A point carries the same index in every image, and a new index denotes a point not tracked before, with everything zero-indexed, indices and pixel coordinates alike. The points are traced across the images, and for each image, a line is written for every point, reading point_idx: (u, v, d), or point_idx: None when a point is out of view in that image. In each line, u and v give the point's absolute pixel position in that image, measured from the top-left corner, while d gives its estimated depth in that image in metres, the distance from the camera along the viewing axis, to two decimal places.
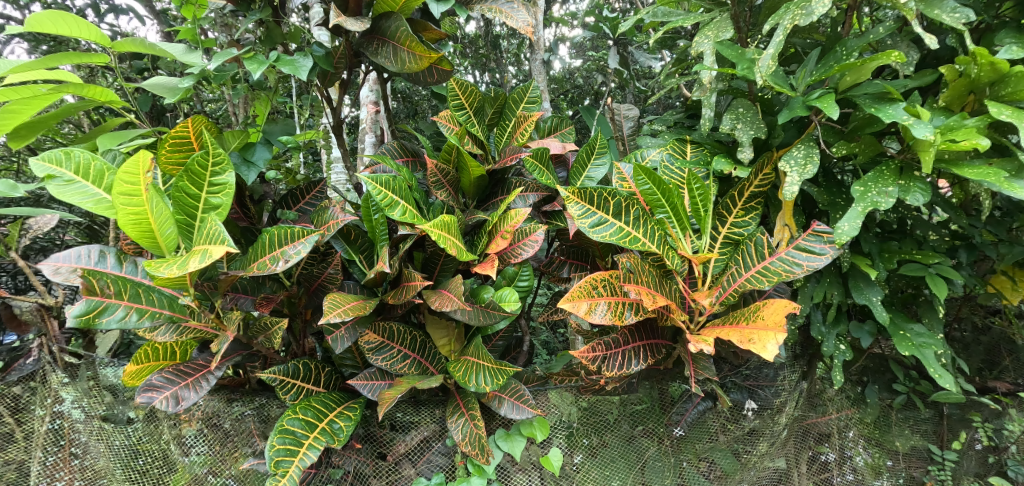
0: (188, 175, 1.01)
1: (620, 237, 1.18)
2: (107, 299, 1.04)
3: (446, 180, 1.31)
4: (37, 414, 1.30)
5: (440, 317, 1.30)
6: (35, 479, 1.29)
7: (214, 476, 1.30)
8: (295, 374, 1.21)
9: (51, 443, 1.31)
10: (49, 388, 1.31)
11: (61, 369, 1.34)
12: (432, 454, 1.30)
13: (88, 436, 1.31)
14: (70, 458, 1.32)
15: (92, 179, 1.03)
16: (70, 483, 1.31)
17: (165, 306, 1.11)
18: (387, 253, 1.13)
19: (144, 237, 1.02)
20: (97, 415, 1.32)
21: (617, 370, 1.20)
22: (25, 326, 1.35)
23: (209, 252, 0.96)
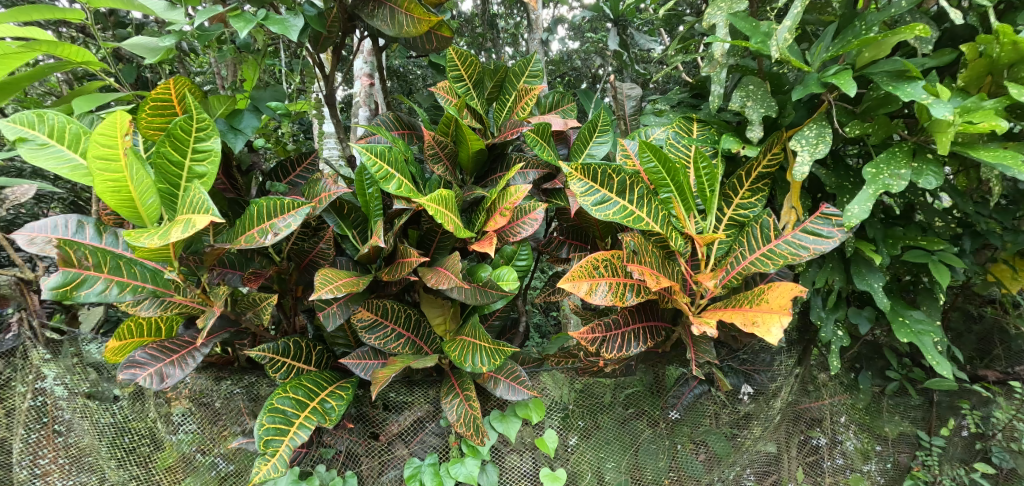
0: (171, 140, 0.96)
1: (623, 216, 1.15)
2: (85, 271, 0.99)
3: (443, 153, 1.26)
4: (18, 391, 1.25)
5: (435, 295, 1.27)
6: (18, 456, 1.25)
7: (202, 454, 1.27)
8: (285, 352, 1.17)
9: (32, 421, 1.25)
10: (31, 364, 1.26)
11: (42, 345, 1.27)
12: (425, 434, 1.28)
13: (72, 414, 1.26)
14: (55, 436, 1.27)
15: (67, 144, 0.97)
16: (54, 461, 1.27)
17: (148, 280, 1.06)
18: (382, 228, 1.09)
19: (123, 207, 0.96)
20: (80, 393, 1.27)
21: (617, 352, 1.17)
22: (4, 300, 1.27)
23: (193, 222, 0.92)
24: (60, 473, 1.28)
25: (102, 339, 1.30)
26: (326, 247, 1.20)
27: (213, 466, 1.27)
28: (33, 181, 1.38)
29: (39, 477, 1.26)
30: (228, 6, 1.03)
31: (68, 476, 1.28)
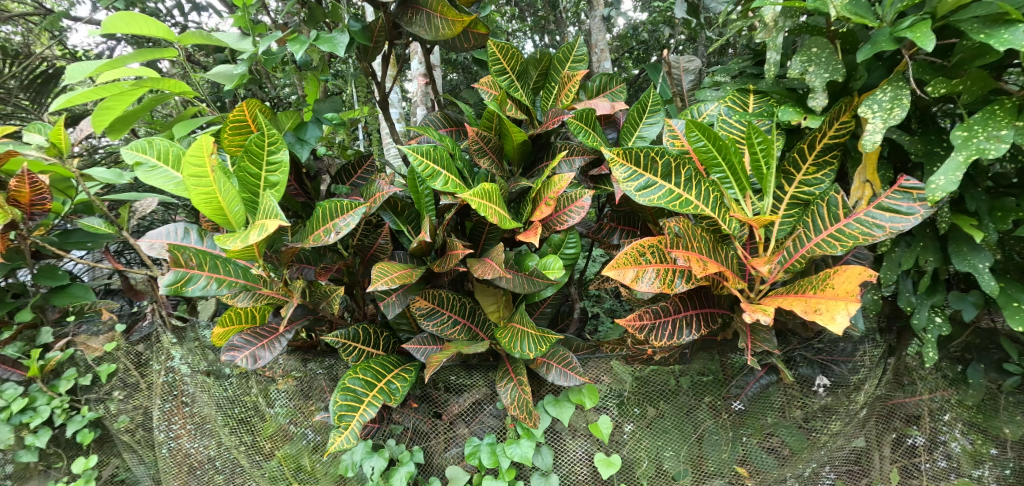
0: (248, 155, 1.10)
1: (669, 200, 1.10)
2: (191, 270, 1.18)
3: (488, 147, 1.30)
4: (155, 368, 1.56)
5: (487, 284, 1.31)
6: (158, 421, 1.54)
7: (295, 426, 1.46)
8: (356, 338, 1.29)
9: (166, 393, 1.56)
10: (163, 347, 1.54)
11: (171, 331, 1.56)
12: (484, 415, 1.35)
13: (195, 388, 1.51)
14: (184, 406, 1.54)
15: (172, 164, 1.15)
16: (184, 425, 1.54)
17: (240, 276, 1.23)
18: (430, 224, 1.16)
19: (216, 215, 1.12)
20: (201, 371, 1.52)
21: (667, 341, 1.14)
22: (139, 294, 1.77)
23: (266, 226, 1.05)
24: (188, 436, 1.54)
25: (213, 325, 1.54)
26: (384, 242, 1.30)
27: (304, 436, 1.45)
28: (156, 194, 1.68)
29: (174, 439, 1.54)
30: (286, 31, 1.15)
31: (195, 439, 1.54)
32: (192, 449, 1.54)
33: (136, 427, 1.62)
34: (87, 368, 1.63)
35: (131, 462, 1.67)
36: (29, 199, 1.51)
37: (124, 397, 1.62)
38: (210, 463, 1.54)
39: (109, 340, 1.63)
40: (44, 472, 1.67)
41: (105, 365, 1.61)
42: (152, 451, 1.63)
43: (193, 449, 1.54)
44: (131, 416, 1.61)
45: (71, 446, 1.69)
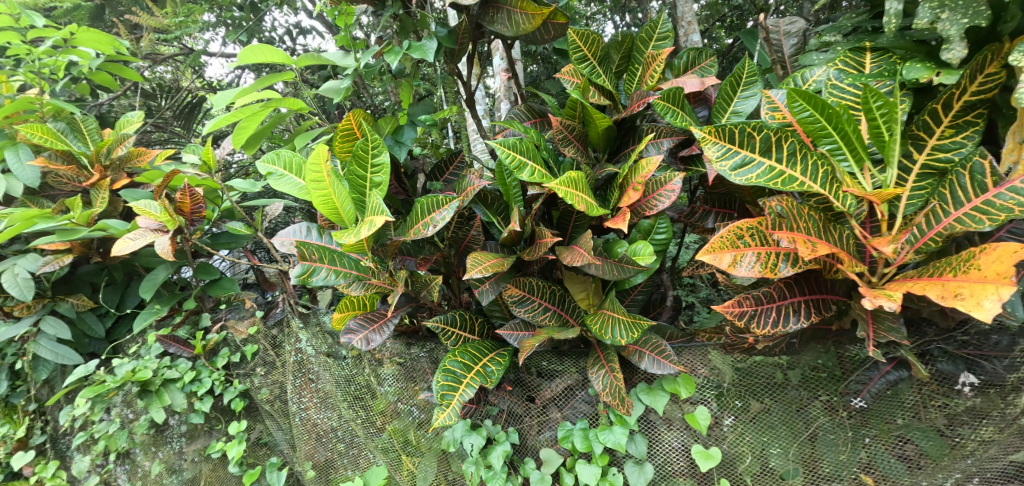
0: (356, 159, 1.22)
1: (770, 178, 1.02)
2: (314, 263, 1.33)
3: (572, 135, 1.29)
4: (289, 348, 1.76)
5: (576, 272, 1.31)
6: (292, 395, 1.79)
7: (403, 403, 1.60)
8: (454, 323, 1.37)
9: (296, 371, 1.78)
10: (293, 331, 1.75)
11: (298, 316, 1.78)
12: (576, 401, 1.36)
13: (320, 367, 1.73)
14: (310, 382, 1.77)
15: (294, 172, 1.30)
16: (311, 399, 1.77)
17: (354, 268, 1.36)
18: (519, 214, 1.19)
19: (332, 214, 1.25)
20: (323, 352, 1.73)
21: (771, 329, 1.07)
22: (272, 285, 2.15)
23: (374, 222, 1.16)
24: (314, 408, 1.77)
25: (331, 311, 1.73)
26: (477, 234, 1.37)
27: (410, 413, 1.60)
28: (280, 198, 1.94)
29: (304, 410, 1.78)
30: (382, 43, 1.24)
31: (321, 411, 1.76)
32: (319, 419, 1.77)
33: (274, 399, 1.89)
34: (236, 347, 1.96)
35: (273, 427, 1.95)
36: (190, 208, 1.87)
37: (264, 373, 1.90)
38: (335, 432, 1.76)
39: (252, 325, 1.95)
40: (209, 431, 2.01)
41: (251, 346, 1.93)
42: (287, 419, 1.90)
43: (320, 419, 1.77)
44: (270, 390, 1.89)
45: (228, 412, 2.02)
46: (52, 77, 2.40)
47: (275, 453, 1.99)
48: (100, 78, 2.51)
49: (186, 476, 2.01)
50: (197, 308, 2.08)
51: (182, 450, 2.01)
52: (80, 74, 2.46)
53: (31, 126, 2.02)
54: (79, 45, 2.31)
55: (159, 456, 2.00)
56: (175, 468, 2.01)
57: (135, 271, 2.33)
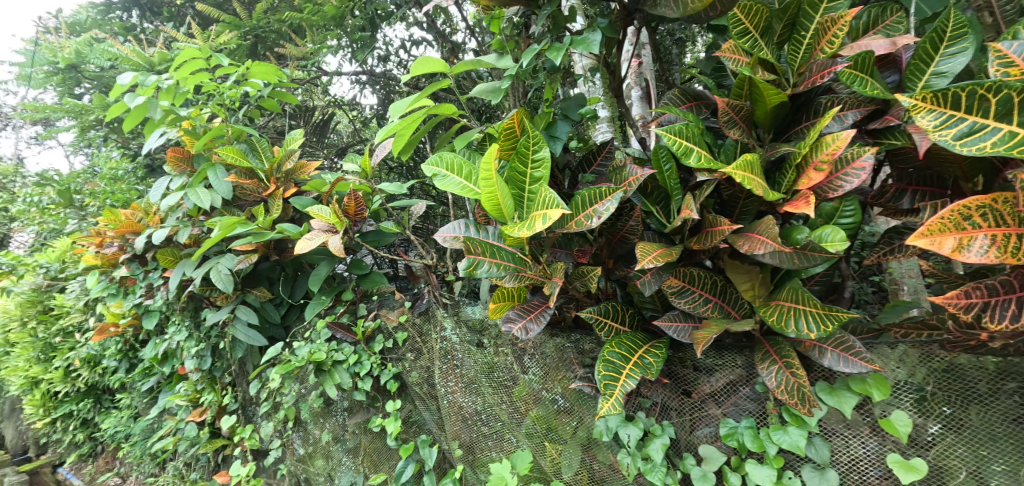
0: (519, 155, 1.22)
1: (1010, 147, 0.87)
2: (479, 256, 1.35)
3: (738, 116, 1.21)
4: (433, 337, 2.08)
5: (742, 261, 1.21)
6: (440, 380, 2.02)
7: (546, 391, 1.73)
8: (607, 314, 1.35)
9: (443, 357, 2.03)
10: (437, 321, 2.07)
11: (441, 309, 2.09)
12: (739, 398, 1.29)
13: (464, 355, 1.96)
14: (454, 368, 1.99)
15: (456, 171, 1.32)
16: (458, 384, 1.98)
17: (513, 261, 1.36)
18: (692, 201, 1.11)
19: (496, 210, 1.23)
20: (467, 340, 1.99)
21: (1008, 325, 0.91)
22: (418, 279, 2.40)
23: (550, 215, 1.12)
24: (458, 392, 1.97)
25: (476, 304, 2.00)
26: (635, 224, 1.32)
27: (554, 401, 1.72)
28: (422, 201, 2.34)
29: (452, 393, 1.99)
30: (541, 42, 1.29)
31: (466, 395, 1.95)
32: (465, 403, 1.95)
33: (423, 382, 2.10)
34: (389, 334, 2.21)
35: (422, 407, 2.15)
36: (354, 211, 2.18)
37: (415, 357, 2.13)
38: (479, 415, 1.92)
39: (403, 314, 2.19)
40: (368, 408, 2.27)
41: (401, 333, 2.17)
42: (435, 401, 2.09)
43: (465, 403, 1.95)
44: (420, 373, 2.11)
45: (385, 392, 2.25)
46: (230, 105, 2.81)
47: (425, 431, 2.16)
48: (269, 103, 2.93)
49: (349, 445, 2.30)
50: (354, 300, 2.39)
51: (346, 422, 2.31)
52: (253, 101, 2.88)
53: (228, 148, 2.50)
54: (251, 77, 2.67)
55: (327, 426, 2.34)
56: (341, 438, 2.32)
57: (303, 267, 2.69)
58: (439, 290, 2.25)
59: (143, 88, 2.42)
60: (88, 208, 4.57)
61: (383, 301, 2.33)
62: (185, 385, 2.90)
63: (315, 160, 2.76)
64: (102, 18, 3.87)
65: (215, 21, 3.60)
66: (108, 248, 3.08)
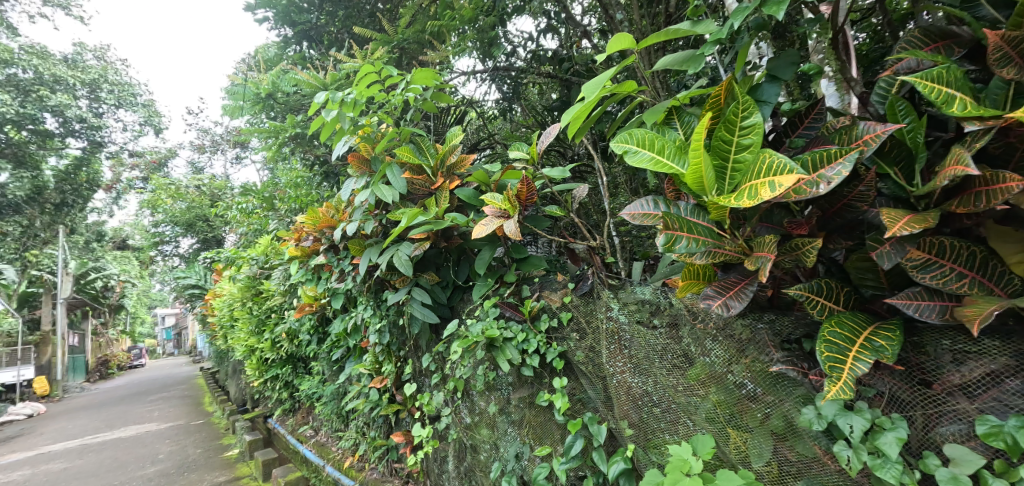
0: (726, 123, 1.20)
1: None
2: (674, 232, 1.34)
3: (1016, 50, 0.98)
4: (600, 316, 2.10)
5: (1012, 227, 1.03)
6: (609, 358, 2.04)
7: (732, 375, 1.65)
8: (820, 292, 1.24)
9: (609, 337, 2.06)
10: (603, 300, 2.10)
11: (608, 288, 2.13)
12: (1003, 392, 1.09)
13: (632, 335, 1.97)
14: (623, 347, 2.00)
15: (647, 146, 1.34)
16: (627, 364, 1.97)
17: (710, 236, 1.32)
18: (966, 157, 0.95)
19: (696, 183, 1.23)
20: (636, 320, 1.97)
21: None
22: (580, 260, 2.47)
23: (779, 180, 1.08)
24: (628, 372, 1.98)
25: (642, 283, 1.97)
26: (866, 189, 1.15)
27: (742, 385, 1.63)
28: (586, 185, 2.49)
29: (619, 373, 2.01)
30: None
31: (635, 376, 1.95)
32: (635, 384, 1.95)
33: (588, 361, 2.16)
34: (553, 313, 2.32)
35: (586, 385, 2.21)
36: (524, 196, 2.35)
37: (579, 337, 2.20)
38: (648, 397, 1.92)
39: (565, 295, 2.28)
40: (532, 383, 2.38)
41: (565, 313, 2.25)
42: (600, 380, 2.13)
43: (635, 384, 1.95)
44: (585, 352, 2.17)
45: (551, 369, 2.32)
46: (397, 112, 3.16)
47: (589, 408, 2.20)
48: (428, 104, 3.19)
49: (514, 417, 2.45)
50: (516, 282, 2.51)
51: (510, 396, 2.46)
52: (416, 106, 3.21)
53: (403, 148, 2.80)
54: (413, 83, 2.96)
55: (494, 398, 2.54)
56: (506, 410, 2.49)
57: (466, 251, 2.89)
58: (602, 271, 2.27)
59: (332, 103, 2.79)
60: (279, 212, 5.51)
61: (544, 283, 2.44)
62: (369, 357, 3.35)
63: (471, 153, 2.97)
64: (283, 52, 4.60)
65: (370, 40, 4.05)
66: (305, 241, 3.64)
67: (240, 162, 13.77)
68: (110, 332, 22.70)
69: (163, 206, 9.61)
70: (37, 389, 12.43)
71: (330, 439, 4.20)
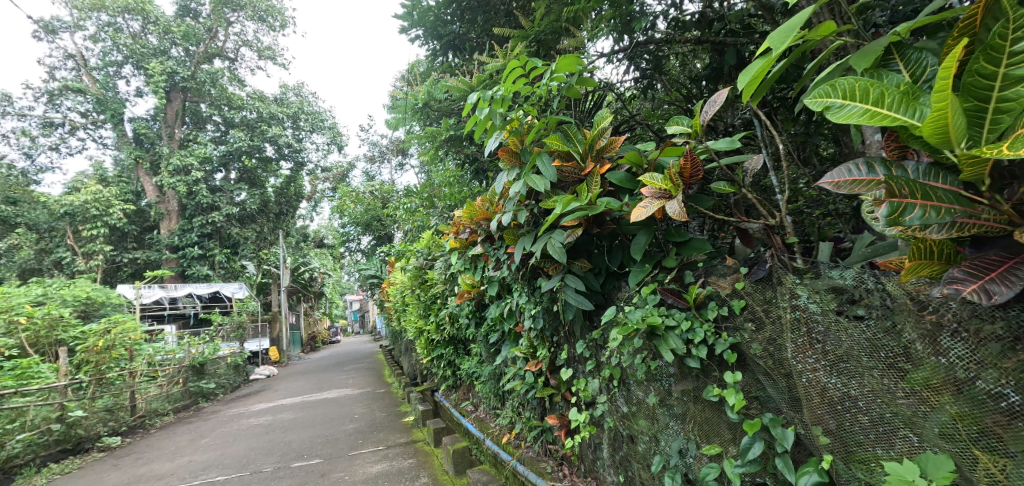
0: (985, 55, 1.01)
1: None
2: (905, 199, 1.19)
3: None
4: (783, 305, 1.81)
5: None
6: (794, 353, 1.76)
7: (984, 382, 1.30)
8: None
9: (795, 328, 1.76)
10: (786, 287, 1.81)
11: (791, 273, 1.82)
12: None
13: (827, 326, 1.68)
14: (814, 342, 1.71)
15: (857, 99, 1.32)
16: (819, 361, 1.70)
17: (955, 202, 1.16)
18: None
19: (937, 133, 1.07)
20: (832, 310, 1.68)
21: None
22: (754, 242, 2.17)
23: None
24: (823, 371, 1.69)
25: (839, 267, 1.68)
26: None
27: (1003, 397, 1.28)
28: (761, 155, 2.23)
29: (810, 371, 1.72)
30: None
31: (831, 374, 1.67)
32: (831, 385, 1.67)
33: (768, 355, 1.88)
34: (722, 300, 2.06)
35: (765, 383, 1.92)
36: (689, 173, 2.18)
37: (755, 328, 1.94)
38: (851, 401, 1.63)
39: (735, 281, 2.03)
40: (698, 376, 2.18)
41: (737, 300, 1.99)
42: (784, 377, 1.84)
43: (831, 384, 1.67)
44: (762, 345, 1.90)
45: (721, 362, 2.08)
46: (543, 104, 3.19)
47: (769, 409, 1.92)
48: (573, 91, 3.15)
49: (677, 410, 2.29)
50: (677, 267, 2.31)
51: (672, 387, 2.31)
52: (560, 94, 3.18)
53: (551, 137, 2.80)
54: (557, 72, 2.92)
55: (653, 389, 2.41)
56: (667, 402, 2.34)
57: (619, 237, 2.77)
58: (783, 253, 1.96)
59: (483, 102, 3.00)
60: (438, 210, 6.04)
61: (709, 267, 2.20)
62: (524, 341, 3.46)
63: (621, 135, 2.85)
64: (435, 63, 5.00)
65: (511, 39, 4.17)
66: (463, 233, 3.90)
67: (403, 169, 15.51)
68: (316, 314, 27.71)
69: (347, 211, 11.32)
70: (269, 355, 15.76)
71: (489, 416, 4.48)
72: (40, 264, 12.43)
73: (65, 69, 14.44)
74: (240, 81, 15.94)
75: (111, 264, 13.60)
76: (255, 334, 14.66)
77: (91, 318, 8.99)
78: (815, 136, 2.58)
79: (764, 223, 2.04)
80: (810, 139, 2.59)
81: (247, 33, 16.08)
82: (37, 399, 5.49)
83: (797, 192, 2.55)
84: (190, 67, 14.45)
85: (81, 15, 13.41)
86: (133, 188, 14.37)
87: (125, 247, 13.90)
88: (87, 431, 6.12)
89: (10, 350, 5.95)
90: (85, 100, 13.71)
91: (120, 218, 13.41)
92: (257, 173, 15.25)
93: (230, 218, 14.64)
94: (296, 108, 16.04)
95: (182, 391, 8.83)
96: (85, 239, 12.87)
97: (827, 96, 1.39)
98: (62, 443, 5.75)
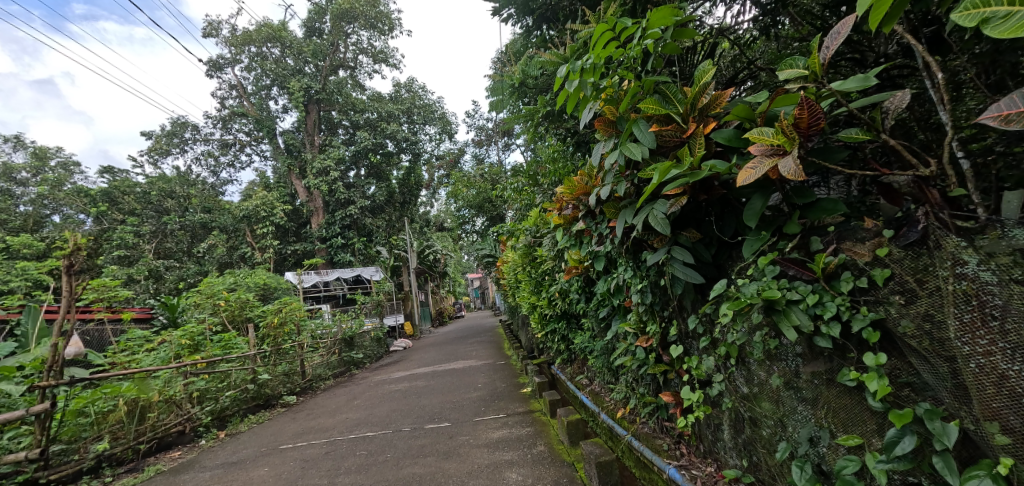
0: None
1: None
2: None
3: None
4: (942, 275, 1.49)
5: None
6: (958, 333, 1.46)
7: None
8: None
9: (961, 302, 1.45)
10: (949, 252, 1.48)
11: (954, 234, 1.49)
12: None
13: (1008, 300, 1.38)
14: (989, 319, 1.41)
15: None
16: (995, 343, 1.40)
17: None
18: None
19: None
20: (1013, 280, 1.37)
21: None
22: (902, 197, 1.72)
23: None
24: (1003, 356, 1.39)
25: None
26: None
27: None
28: (909, 89, 1.81)
29: (982, 354, 1.42)
30: None
31: (1013, 360, 1.36)
32: (1011, 372, 1.37)
33: (923, 334, 1.53)
34: (860, 271, 1.68)
35: (919, 367, 1.55)
36: (807, 122, 1.83)
37: (906, 302, 1.58)
38: None
39: (877, 246, 1.64)
40: (833, 357, 1.85)
41: (878, 270, 1.62)
42: (945, 361, 1.49)
43: (1012, 372, 1.37)
44: (916, 321, 1.54)
45: (861, 343, 1.73)
46: (637, 66, 2.95)
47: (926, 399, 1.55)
48: (671, 47, 2.85)
49: (808, 394, 1.98)
50: (801, 233, 1.91)
51: (800, 368, 2.01)
52: (657, 53, 2.91)
53: (647, 101, 2.55)
54: (651, 28, 2.66)
55: (776, 370, 2.11)
56: (795, 384, 2.04)
57: (730, 203, 2.45)
58: (942, 210, 1.58)
59: (573, 74, 2.88)
60: (543, 187, 6.04)
61: (843, 232, 1.78)
62: (633, 316, 3.29)
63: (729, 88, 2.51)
64: (527, 41, 4.96)
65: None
66: (565, 210, 3.83)
67: (508, 149, 15.75)
68: (442, 292, 30.23)
69: (461, 195, 11.94)
70: (406, 328, 17.43)
71: (603, 390, 4.41)
72: (231, 257, 15.33)
73: (233, 96, 17.29)
74: (360, 87, 17.60)
75: (280, 255, 16.27)
76: (394, 311, 16.44)
77: (270, 300, 10.90)
78: (1010, 52, 1.71)
79: (913, 173, 1.64)
80: (1000, 57, 1.74)
81: (364, 41, 17.59)
82: (237, 364, 6.68)
83: (984, 127, 1.72)
84: (322, 79, 16.28)
85: (239, 49, 15.85)
86: (290, 191, 16.86)
87: (287, 240, 16.46)
88: (272, 390, 7.46)
89: (216, 326, 7.49)
90: (249, 120, 16.29)
91: (283, 216, 15.91)
92: (384, 168, 16.82)
93: (364, 210, 16.40)
94: (410, 104, 17.23)
95: (339, 360, 10.32)
96: (261, 235, 15.56)
97: (983, 7, 1.20)
98: (256, 399, 7.09)
